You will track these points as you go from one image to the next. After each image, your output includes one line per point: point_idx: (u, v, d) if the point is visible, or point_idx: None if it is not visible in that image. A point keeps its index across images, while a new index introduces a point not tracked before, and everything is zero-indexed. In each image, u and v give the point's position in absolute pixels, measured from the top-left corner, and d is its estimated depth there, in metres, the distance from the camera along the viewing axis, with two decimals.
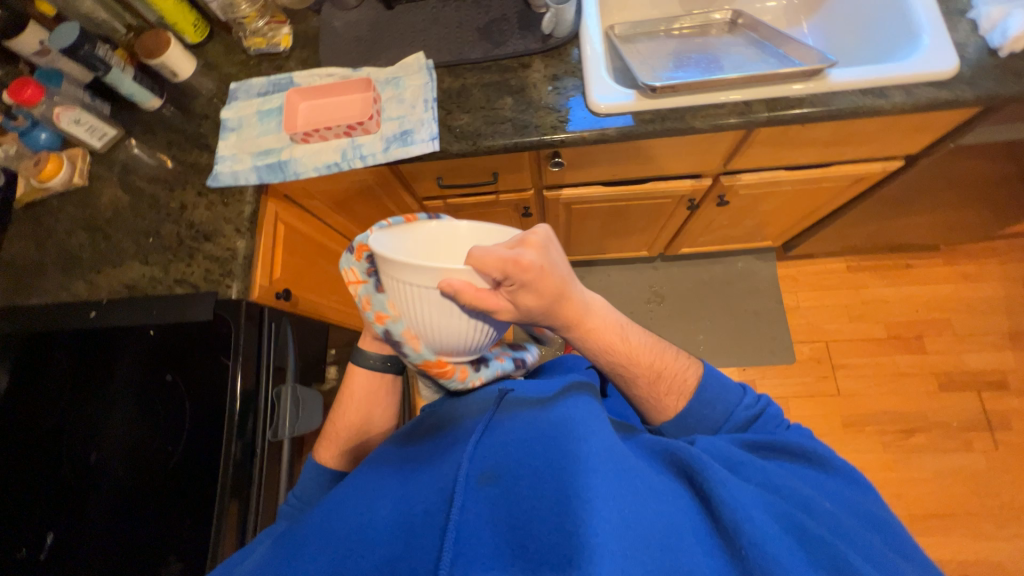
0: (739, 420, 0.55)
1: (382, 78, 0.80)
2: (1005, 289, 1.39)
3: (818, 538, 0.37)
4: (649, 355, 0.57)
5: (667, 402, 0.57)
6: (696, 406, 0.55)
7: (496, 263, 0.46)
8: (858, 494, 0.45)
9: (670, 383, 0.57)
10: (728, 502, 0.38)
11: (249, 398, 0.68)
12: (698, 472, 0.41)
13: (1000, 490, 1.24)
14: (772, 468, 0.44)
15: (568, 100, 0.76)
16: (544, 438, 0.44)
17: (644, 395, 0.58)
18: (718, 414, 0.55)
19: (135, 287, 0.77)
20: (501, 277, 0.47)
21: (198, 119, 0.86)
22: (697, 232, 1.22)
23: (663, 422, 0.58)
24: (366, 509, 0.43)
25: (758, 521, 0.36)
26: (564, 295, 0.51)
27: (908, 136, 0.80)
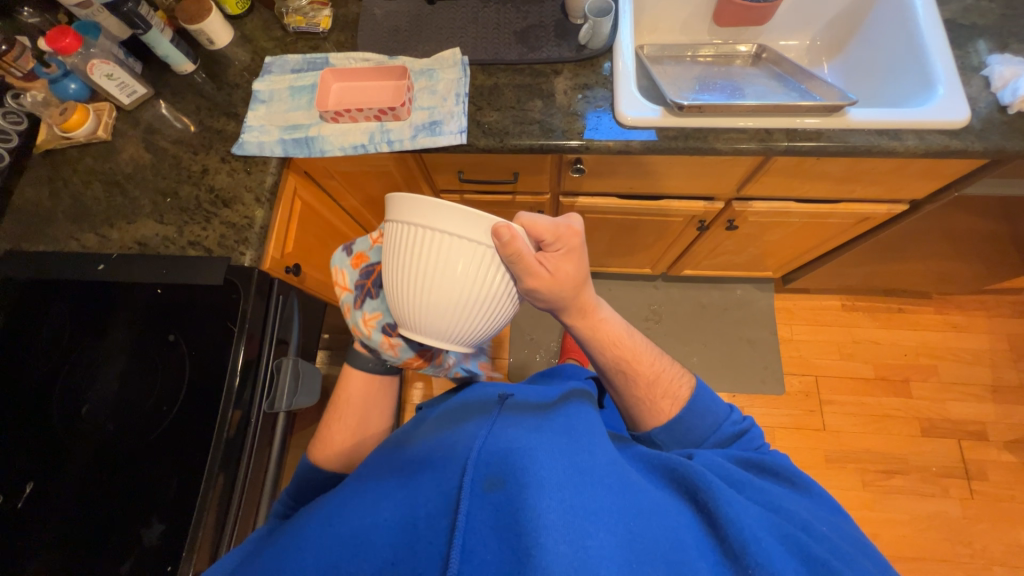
0: (724, 434, 0.56)
1: (417, 69, 0.82)
2: (991, 342, 1.43)
3: (818, 557, 0.37)
4: (651, 357, 0.59)
5: (661, 405, 0.58)
6: (688, 414, 0.57)
7: (548, 229, 0.49)
8: (836, 516, 0.46)
9: (665, 387, 0.59)
10: (734, 520, 0.38)
11: (250, 367, 0.68)
12: (702, 491, 0.41)
13: (973, 539, 1.26)
14: (769, 488, 0.45)
15: (595, 109, 0.78)
16: (552, 445, 0.43)
17: (640, 395, 0.59)
18: (705, 427, 0.56)
19: (147, 245, 0.77)
20: (547, 240, 0.50)
21: (229, 88, 0.87)
22: (702, 255, 1.24)
23: (653, 426, 0.58)
24: (367, 512, 0.41)
25: (764, 542, 0.37)
26: (585, 284, 0.54)
27: (915, 180, 0.83)
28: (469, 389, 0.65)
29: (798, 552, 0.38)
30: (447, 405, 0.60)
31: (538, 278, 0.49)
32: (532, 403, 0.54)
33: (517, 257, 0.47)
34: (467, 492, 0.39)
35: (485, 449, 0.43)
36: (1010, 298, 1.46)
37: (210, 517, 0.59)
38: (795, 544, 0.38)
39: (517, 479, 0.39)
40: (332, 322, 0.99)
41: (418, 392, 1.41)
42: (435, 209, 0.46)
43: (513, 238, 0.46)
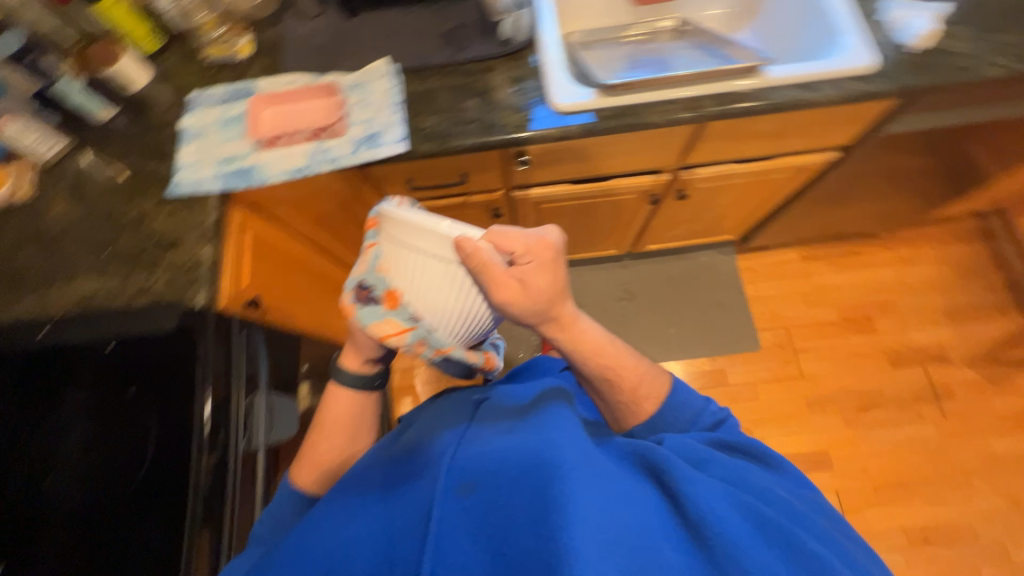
0: (703, 423, 0.58)
1: (347, 84, 0.81)
2: (939, 269, 1.52)
3: (773, 524, 0.38)
4: (634, 361, 0.57)
5: (643, 406, 0.57)
6: (667, 411, 0.58)
7: (518, 242, 0.50)
8: (802, 489, 0.47)
9: (648, 389, 0.58)
10: (694, 498, 0.38)
11: (221, 409, 0.66)
12: (665, 471, 0.41)
13: (952, 455, 1.34)
14: (738, 464, 0.45)
15: (532, 100, 0.79)
16: (520, 443, 0.43)
17: (623, 399, 0.58)
18: (684, 419, 0.58)
19: (91, 301, 0.73)
20: (518, 252, 0.50)
21: (156, 129, 0.84)
22: (661, 228, 1.27)
23: (634, 426, 0.58)
24: (348, 527, 0.42)
25: (721, 514, 0.37)
26: (566, 301, 0.53)
27: (841, 127, 0.88)
28: (451, 392, 0.65)
29: (755, 520, 0.38)
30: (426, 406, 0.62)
31: (507, 288, 0.49)
32: (509, 397, 0.53)
33: (475, 270, 0.48)
34: (440, 497, 0.40)
35: (456, 456, 0.44)
36: (950, 226, 1.55)
37: (200, 568, 0.58)
38: (755, 515, 0.39)
39: (490, 483, 0.40)
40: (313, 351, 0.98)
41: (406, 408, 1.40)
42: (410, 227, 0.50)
43: (475, 250, 0.47)
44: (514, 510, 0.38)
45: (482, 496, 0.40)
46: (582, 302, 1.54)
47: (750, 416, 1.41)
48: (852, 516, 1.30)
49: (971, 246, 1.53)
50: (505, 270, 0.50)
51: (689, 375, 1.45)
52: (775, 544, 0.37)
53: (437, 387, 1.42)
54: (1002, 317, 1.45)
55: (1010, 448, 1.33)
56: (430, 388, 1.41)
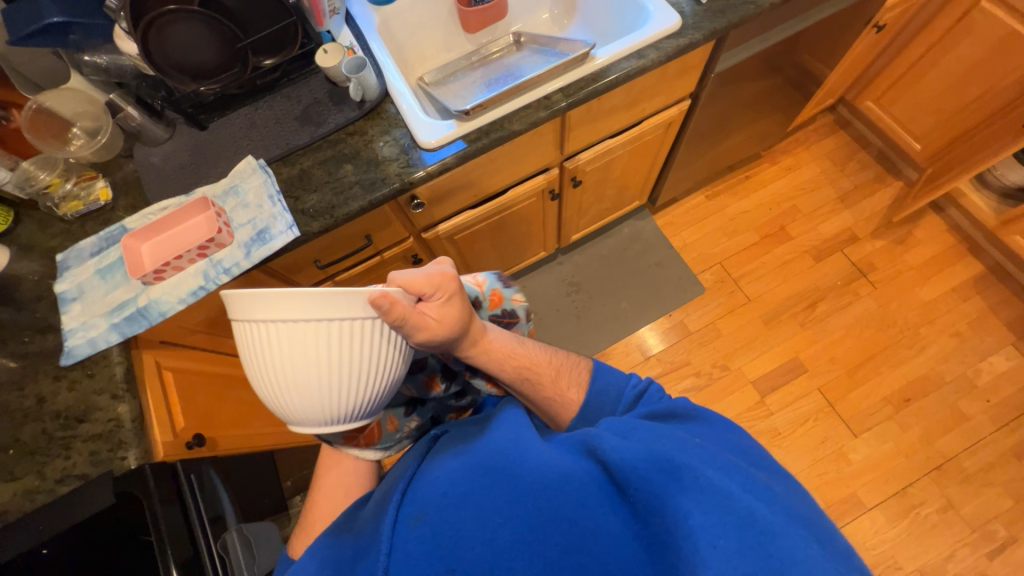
0: (627, 401, 0.56)
1: (219, 191, 0.80)
2: (819, 165, 1.69)
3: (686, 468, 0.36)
4: (545, 356, 0.59)
5: (570, 396, 0.57)
6: (594, 395, 0.57)
7: (423, 282, 0.49)
8: (729, 433, 0.46)
9: (567, 377, 0.59)
10: (619, 461, 0.37)
11: (193, 562, 0.63)
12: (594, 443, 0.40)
13: (895, 318, 1.47)
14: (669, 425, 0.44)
15: (403, 147, 0.82)
16: (466, 461, 0.43)
17: (548, 395, 0.57)
18: (612, 400, 0.56)
19: (8, 512, 0.63)
20: (427, 294, 0.50)
21: (31, 304, 0.78)
22: (575, 217, 1.33)
23: (569, 420, 0.56)
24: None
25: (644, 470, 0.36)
26: (469, 329, 0.54)
27: (680, 79, 0.97)
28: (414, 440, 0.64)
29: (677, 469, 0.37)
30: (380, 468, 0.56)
31: (427, 330, 0.49)
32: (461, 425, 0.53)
33: (396, 323, 0.46)
34: (394, 534, 0.40)
35: (409, 492, 0.43)
36: (813, 127, 1.74)
37: None
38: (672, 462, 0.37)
39: (434, 506, 0.40)
40: (245, 483, 0.89)
41: None
42: (292, 298, 0.41)
43: (391, 302, 0.44)
44: (461, 524, 0.38)
45: (427, 522, 0.39)
46: (535, 310, 1.56)
47: (722, 352, 1.48)
48: (840, 404, 1.39)
49: (836, 137, 1.72)
50: (426, 314, 0.49)
51: (656, 338, 1.51)
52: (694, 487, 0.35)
53: None
54: (883, 186, 1.63)
55: (936, 292, 1.48)
56: None
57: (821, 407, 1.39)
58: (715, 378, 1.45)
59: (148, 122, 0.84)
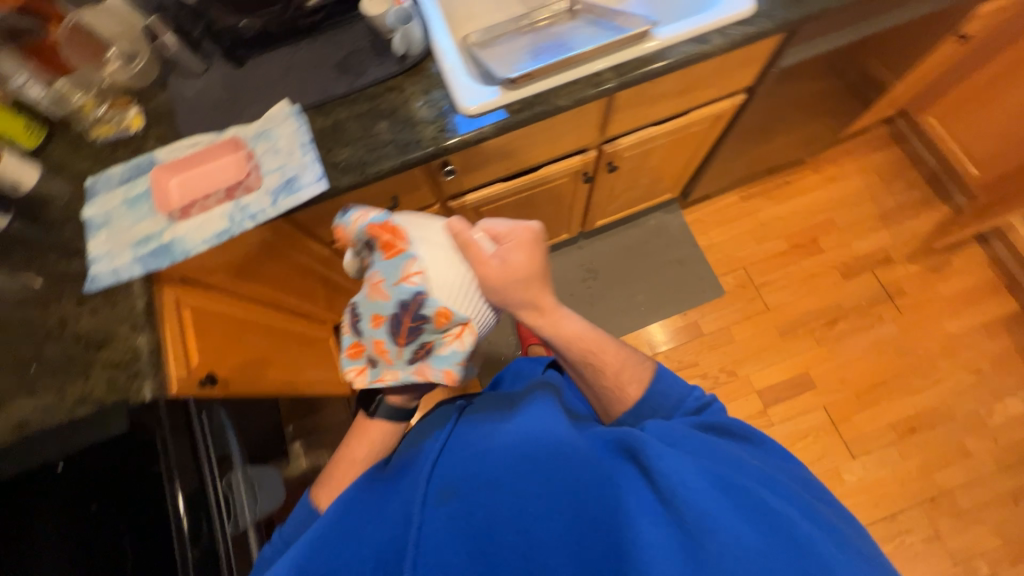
0: (687, 409, 0.56)
1: (251, 134, 0.78)
2: (864, 179, 1.61)
3: (741, 488, 0.38)
4: (615, 347, 0.58)
5: (629, 391, 0.57)
6: (653, 396, 0.57)
7: (500, 228, 0.54)
8: (777, 461, 0.47)
9: (630, 373, 0.58)
10: (667, 472, 0.38)
11: (198, 496, 0.65)
12: (641, 450, 0.41)
13: (916, 347, 1.43)
14: (712, 440, 0.45)
15: (441, 109, 0.78)
16: (501, 443, 0.43)
17: (607, 385, 0.57)
18: (669, 405, 0.57)
19: (27, 425, 0.66)
20: (500, 238, 0.54)
21: (58, 226, 0.78)
22: (604, 202, 1.30)
23: (621, 412, 0.57)
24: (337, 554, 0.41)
25: (693, 485, 0.37)
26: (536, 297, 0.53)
27: (739, 70, 0.92)
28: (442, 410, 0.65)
29: (723, 485, 0.38)
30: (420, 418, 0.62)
31: (486, 268, 0.52)
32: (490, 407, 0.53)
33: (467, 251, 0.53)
34: (425, 508, 0.39)
35: (439, 466, 0.43)
36: (863, 137, 1.65)
37: None
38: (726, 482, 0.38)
39: (468, 487, 0.40)
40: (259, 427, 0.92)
41: None
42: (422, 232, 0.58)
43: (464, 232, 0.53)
44: (499, 507, 0.38)
45: (461, 502, 0.39)
46: None
47: (732, 358, 1.46)
48: (844, 425, 1.37)
49: (887, 151, 1.63)
50: (487, 252, 0.53)
51: (667, 335, 1.49)
52: (745, 506, 0.36)
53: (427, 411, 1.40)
54: (928, 209, 1.55)
55: (962, 326, 1.44)
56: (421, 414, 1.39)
57: (824, 426, 1.38)
58: (720, 382, 1.43)
59: (185, 53, 0.84)
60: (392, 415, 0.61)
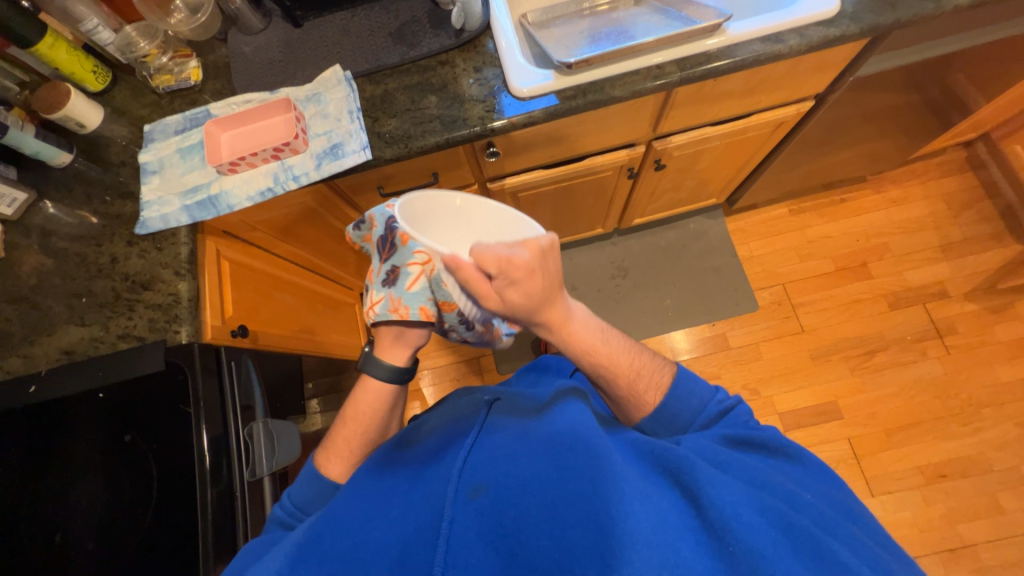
0: (710, 414, 0.54)
1: (302, 96, 0.79)
2: (930, 206, 1.50)
3: (806, 530, 0.37)
4: (628, 355, 0.55)
5: (645, 399, 0.55)
6: (672, 400, 0.54)
7: (492, 260, 0.47)
8: (831, 488, 0.48)
9: (647, 380, 0.55)
10: (714, 498, 0.39)
11: (220, 442, 0.67)
12: (685, 472, 0.42)
13: (959, 390, 1.34)
14: (757, 464, 0.46)
15: (492, 89, 0.77)
16: (533, 448, 0.46)
17: (622, 393, 0.55)
18: (690, 410, 0.54)
19: (75, 352, 0.71)
20: (494, 271, 0.47)
21: (116, 167, 0.82)
22: (645, 200, 1.26)
23: (639, 418, 0.56)
24: (357, 532, 0.44)
25: (742, 516, 0.37)
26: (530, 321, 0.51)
27: (812, 75, 0.86)
28: (461, 393, 0.67)
29: (783, 525, 0.38)
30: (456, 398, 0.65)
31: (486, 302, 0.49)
32: (518, 407, 0.55)
33: (465, 284, 0.49)
34: (453, 502, 0.42)
35: (469, 460, 0.47)
36: (936, 160, 1.53)
37: None
38: (782, 520, 0.38)
39: (497, 487, 0.42)
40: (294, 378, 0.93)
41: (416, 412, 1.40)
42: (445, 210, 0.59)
43: (458, 267, 0.48)
44: (530, 512, 0.40)
45: (491, 500, 0.42)
46: (576, 284, 1.53)
47: (756, 376, 1.41)
48: (866, 460, 1.32)
49: (961, 176, 1.51)
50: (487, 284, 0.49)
51: (692, 344, 1.45)
52: (808, 556, 0.36)
53: (442, 386, 1.42)
54: (998, 246, 1.43)
55: (1015, 375, 1.34)
56: (435, 390, 1.42)
57: (845, 458, 1.32)
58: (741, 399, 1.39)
59: (246, 8, 0.83)
60: (391, 377, 0.58)
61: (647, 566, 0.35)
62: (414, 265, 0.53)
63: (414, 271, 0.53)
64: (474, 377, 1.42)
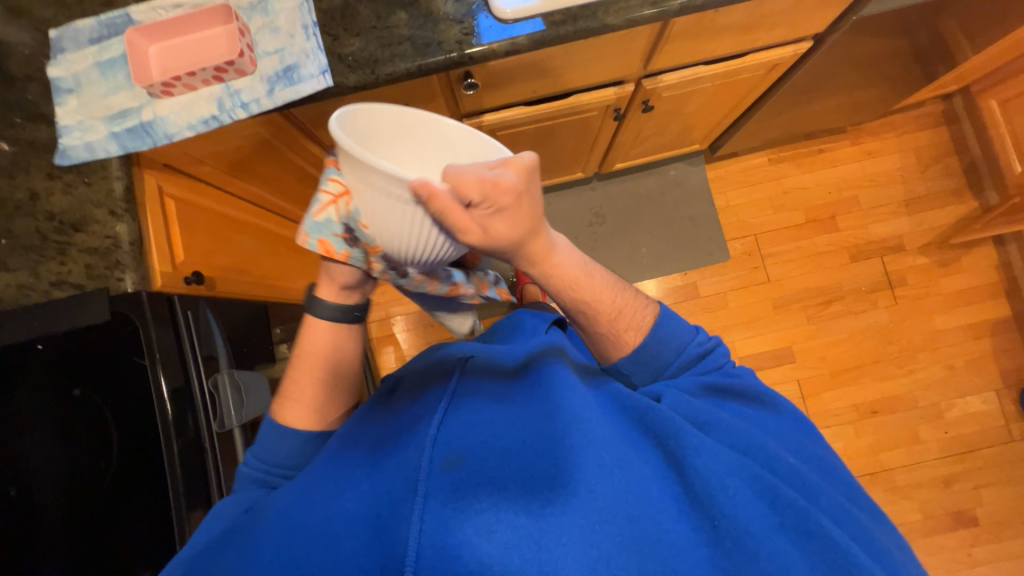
0: (689, 357, 0.53)
1: (246, 4, 0.67)
2: (902, 160, 1.52)
3: (789, 498, 0.40)
4: (611, 292, 0.52)
5: (625, 338, 0.52)
6: (652, 342, 0.52)
7: (474, 185, 0.40)
8: (806, 438, 0.50)
9: (629, 319, 0.53)
10: (701, 470, 0.41)
11: (182, 395, 0.64)
12: (671, 441, 0.44)
13: (900, 337, 1.46)
14: (740, 423, 0.46)
15: (470, 8, 0.67)
16: (514, 421, 0.46)
17: (604, 332, 0.52)
18: (670, 351, 0.53)
19: (0, 301, 0.63)
20: (475, 199, 0.40)
21: (20, 83, 0.69)
22: (628, 144, 1.21)
23: (617, 358, 0.53)
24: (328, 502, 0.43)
25: (728, 487, 0.40)
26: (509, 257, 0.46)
27: (816, 12, 0.80)
28: (442, 344, 0.64)
29: (766, 491, 0.41)
30: (427, 351, 0.64)
31: (463, 237, 0.43)
32: (494, 370, 0.54)
33: (437, 218, 0.42)
34: (429, 475, 0.41)
35: (443, 430, 0.45)
36: (914, 112, 1.53)
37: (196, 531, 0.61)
38: (766, 488, 0.41)
39: (475, 460, 0.42)
40: (258, 327, 0.88)
41: (390, 357, 1.40)
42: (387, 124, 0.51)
43: (432, 195, 0.40)
44: (510, 488, 0.40)
45: (468, 473, 0.41)
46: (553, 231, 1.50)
47: (721, 323, 1.47)
48: (811, 399, 1.44)
49: (935, 130, 1.52)
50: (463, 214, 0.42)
51: (664, 292, 1.48)
52: (791, 522, 0.40)
53: (415, 332, 1.41)
54: (956, 202, 1.49)
55: (950, 323, 1.46)
56: (409, 335, 1.40)
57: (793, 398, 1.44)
58: None
59: None
60: (337, 316, 0.57)
61: (628, 541, 0.38)
62: (324, 193, 0.49)
63: (324, 199, 0.49)
64: (448, 323, 1.41)
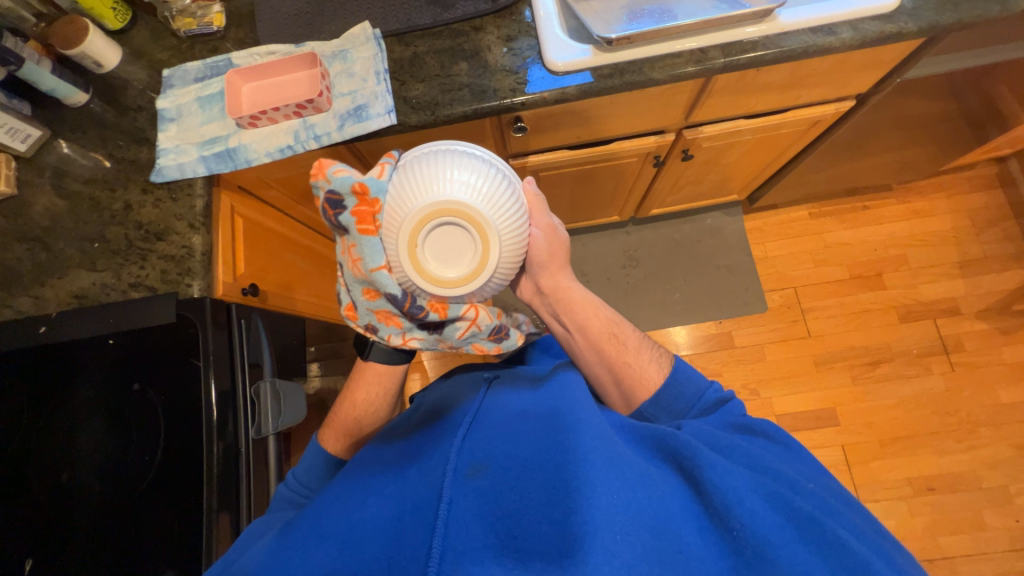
0: (708, 401, 0.57)
1: (328, 52, 0.76)
2: (953, 220, 1.47)
3: (807, 515, 0.38)
4: (631, 333, 0.63)
5: (648, 372, 0.60)
6: (674, 383, 0.58)
7: None
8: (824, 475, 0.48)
9: (648, 355, 0.62)
10: (718, 484, 0.40)
11: (227, 397, 0.67)
12: (688, 458, 0.42)
13: (957, 407, 1.35)
14: (760, 452, 0.46)
15: (525, 60, 0.74)
16: (531, 431, 0.47)
17: (628, 364, 0.60)
18: (691, 395, 0.57)
19: (87, 296, 0.71)
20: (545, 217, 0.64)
21: (132, 112, 0.79)
22: (665, 191, 1.23)
23: (648, 394, 0.58)
24: (357, 509, 0.44)
25: (747, 503, 0.38)
26: (560, 263, 0.63)
27: (859, 73, 0.82)
28: (459, 372, 0.69)
29: (785, 510, 0.39)
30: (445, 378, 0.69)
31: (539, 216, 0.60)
32: (517, 389, 0.56)
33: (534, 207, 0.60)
34: (451, 481, 0.42)
35: (467, 441, 0.47)
36: (965, 174, 1.49)
37: (222, 530, 0.62)
38: (785, 505, 0.39)
39: (495, 470, 0.43)
40: (303, 338, 0.93)
41: (416, 383, 1.42)
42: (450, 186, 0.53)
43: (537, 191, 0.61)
44: (531, 496, 0.40)
45: (490, 479, 0.42)
46: (586, 272, 1.52)
47: (757, 376, 1.41)
48: (858, 467, 1.33)
49: (989, 193, 1.47)
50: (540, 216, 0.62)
51: (696, 340, 1.45)
52: (813, 539, 0.37)
53: (442, 361, 1.43)
54: (1016, 267, 1.41)
55: (1016, 397, 1.34)
56: (436, 363, 1.42)
57: (837, 464, 1.33)
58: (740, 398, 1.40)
59: None
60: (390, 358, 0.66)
61: (647, 551, 0.36)
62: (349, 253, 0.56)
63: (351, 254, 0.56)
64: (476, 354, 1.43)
